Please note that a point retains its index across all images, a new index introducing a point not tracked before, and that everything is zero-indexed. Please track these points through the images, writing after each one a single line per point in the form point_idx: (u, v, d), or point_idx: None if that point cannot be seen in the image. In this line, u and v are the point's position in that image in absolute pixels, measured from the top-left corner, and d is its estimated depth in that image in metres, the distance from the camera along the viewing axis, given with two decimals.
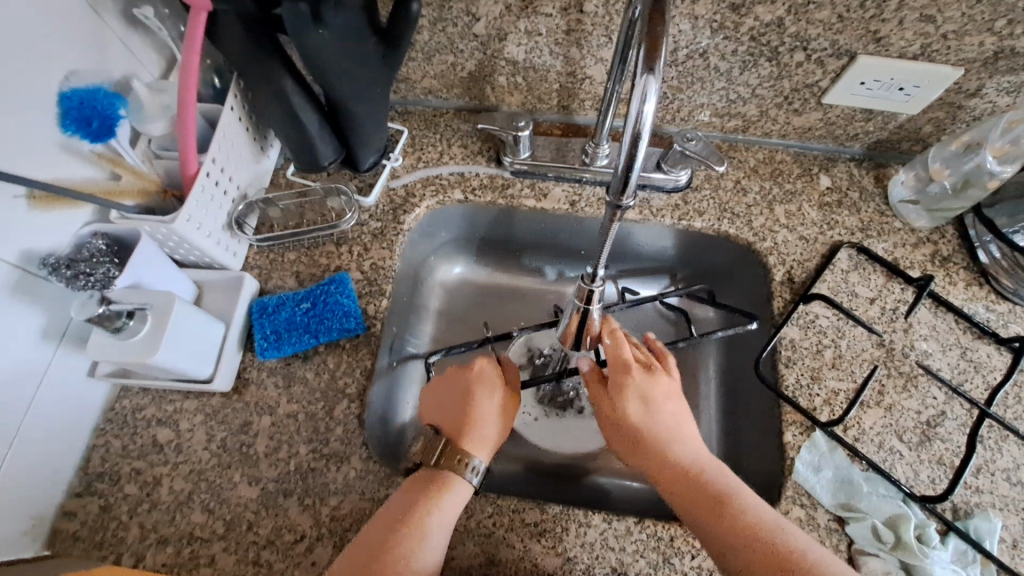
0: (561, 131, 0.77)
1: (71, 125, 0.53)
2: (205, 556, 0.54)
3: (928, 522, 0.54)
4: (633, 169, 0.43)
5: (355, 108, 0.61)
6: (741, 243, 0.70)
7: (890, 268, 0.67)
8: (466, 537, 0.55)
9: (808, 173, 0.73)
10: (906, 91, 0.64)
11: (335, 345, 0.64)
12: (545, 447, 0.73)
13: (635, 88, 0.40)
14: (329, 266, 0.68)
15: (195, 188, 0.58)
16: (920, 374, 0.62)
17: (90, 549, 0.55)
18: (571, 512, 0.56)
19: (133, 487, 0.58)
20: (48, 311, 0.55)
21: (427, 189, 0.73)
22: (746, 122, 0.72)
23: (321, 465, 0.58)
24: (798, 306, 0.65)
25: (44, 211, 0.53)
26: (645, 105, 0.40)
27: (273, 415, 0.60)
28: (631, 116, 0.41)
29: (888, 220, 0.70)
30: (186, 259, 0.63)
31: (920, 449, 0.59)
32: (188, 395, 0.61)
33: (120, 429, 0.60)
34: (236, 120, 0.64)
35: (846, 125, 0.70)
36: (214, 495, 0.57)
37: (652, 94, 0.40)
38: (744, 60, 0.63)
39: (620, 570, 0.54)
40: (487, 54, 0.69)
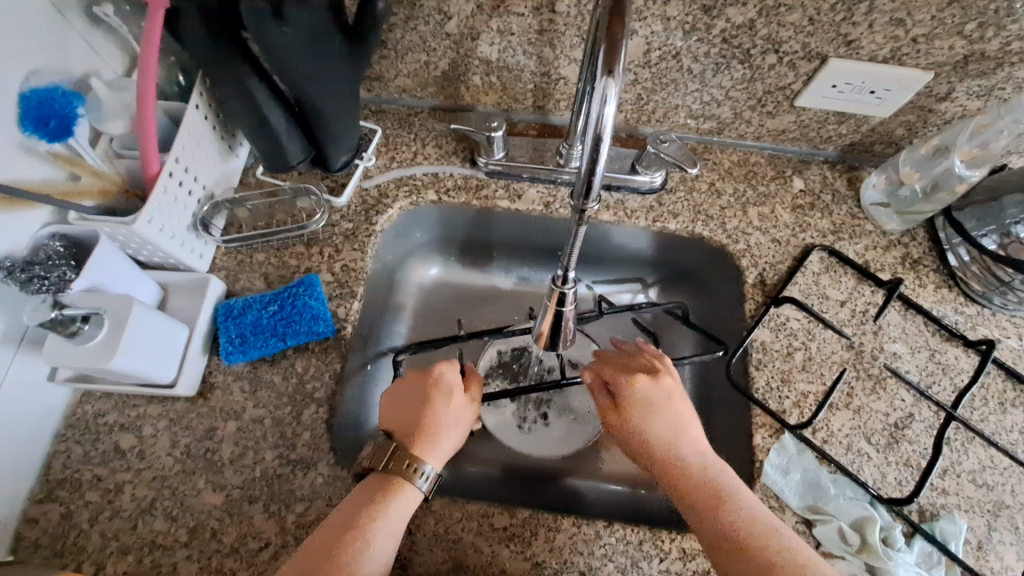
0: (536, 132, 0.77)
1: (28, 124, 0.51)
2: (167, 565, 0.53)
3: (894, 525, 0.55)
4: (596, 173, 0.42)
5: (322, 108, 0.60)
6: (714, 245, 0.70)
7: (860, 271, 0.67)
8: (434, 542, 0.55)
9: (782, 176, 0.73)
10: (877, 94, 0.64)
11: (304, 348, 0.63)
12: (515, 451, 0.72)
13: (594, 91, 0.40)
14: (299, 268, 0.67)
15: (157, 189, 0.57)
16: (888, 376, 0.63)
17: (48, 558, 0.54)
18: (540, 517, 0.56)
19: (94, 495, 0.56)
20: (4, 316, 0.53)
21: (399, 189, 0.72)
22: (720, 124, 0.72)
23: (287, 471, 0.57)
24: (769, 309, 0.65)
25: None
26: (605, 108, 0.40)
27: (238, 420, 0.59)
28: (592, 119, 0.41)
29: (860, 223, 0.71)
30: (150, 261, 0.62)
31: (888, 452, 0.59)
32: (152, 400, 0.60)
33: (81, 436, 0.59)
34: (202, 120, 0.62)
35: (820, 128, 0.70)
36: (177, 503, 0.56)
37: (612, 98, 0.40)
38: (717, 62, 0.63)
39: (588, 575, 0.54)
40: (460, 53, 0.68)
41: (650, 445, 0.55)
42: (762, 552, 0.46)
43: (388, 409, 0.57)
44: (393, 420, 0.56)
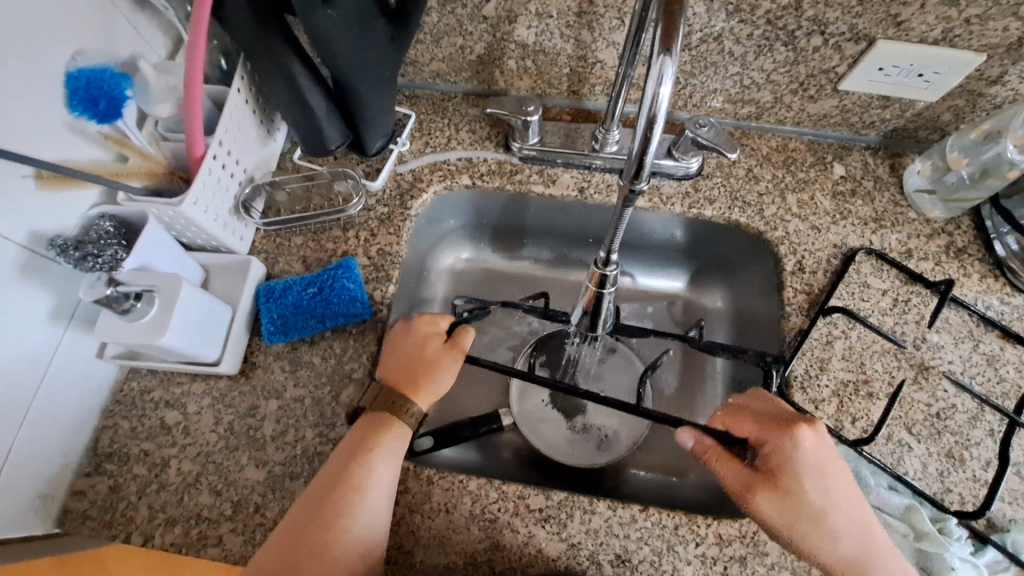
0: (570, 117, 0.76)
1: (78, 105, 0.52)
2: (212, 537, 0.55)
3: (949, 517, 0.55)
4: (647, 157, 0.42)
5: (363, 92, 0.61)
6: (751, 232, 0.69)
7: (908, 272, 0.65)
8: (471, 522, 0.55)
9: (821, 162, 0.72)
10: (925, 77, 0.62)
11: (342, 330, 0.64)
12: (547, 451, 0.69)
13: (650, 69, 0.40)
14: (336, 252, 0.68)
15: (202, 171, 0.58)
16: (931, 366, 0.62)
17: (99, 528, 0.56)
18: (576, 500, 0.56)
19: (141, 469, 0.58)
20: (55, 294, 0.55)
21: (434, 174, 0.72)
22: (759, 109, 0.71)
23: (327, 449, 0.58)
24: (817, 318, 0.63)
25: (51, 191, 0.52)
26: (660, 87, 0.39)
27: (279, 399, 0.61)
28: (646, 99, 0.40)
29: (902, 211, 0.69)
30: (192, 243, 0.63)
31: (929, 442, 0.58)
32: (196, 377, 0.62)
33: (128, 411, 0.61)
34: (243, 103, 0.63)
35: (863, 112, 0.69)
36: (221, 477, 0.57)
37: (667, 76, 0.39)
38: (760, 44, 0.62)
39: (624, 557, 0.54)
40: (496, 36, 0.67)
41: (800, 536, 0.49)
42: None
43: (391, 352, 0.58)
44: (393, 369, 0.56)
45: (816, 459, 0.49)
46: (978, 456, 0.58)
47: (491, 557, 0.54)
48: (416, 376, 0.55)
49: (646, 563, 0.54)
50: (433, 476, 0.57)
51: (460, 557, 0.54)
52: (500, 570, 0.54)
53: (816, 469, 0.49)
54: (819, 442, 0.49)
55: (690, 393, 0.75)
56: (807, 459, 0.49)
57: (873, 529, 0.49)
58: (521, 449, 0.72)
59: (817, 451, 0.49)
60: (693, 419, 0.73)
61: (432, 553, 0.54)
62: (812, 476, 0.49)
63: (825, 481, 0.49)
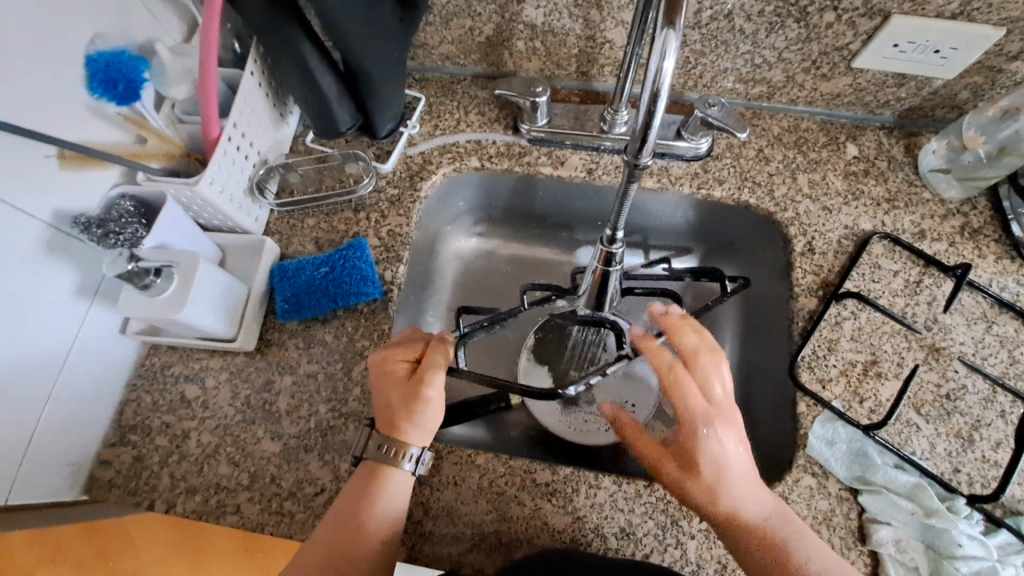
0: (580, 99, 0.76)
1: (98, 87, 0.54)
2: (231, 505, 0.57)
3: (958, 496, 0.54)
4: (649, 133, 0.43)
5: (373, 75, 0.61)
6: (761, 213, 0.69)
7: (923, 258, 0.64)
8: (479, 494, 0.57)
9: (834, 142, 0.71)
10: (942, 53, 0.61)
11: (353, 309, 0.65)
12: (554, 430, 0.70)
13: (654, 44, 0.40)
14: (347, 233, 0.69)
15: (218, 152, 0.59)
16: (941, 348, 0.61)
17: (124, 496, 0.59)
18: (582, 475, 0.58)
19: (163, 439, 0.61)
20: (79, 272, 0.57)
21: (443, 156, 0.73)
22: (771, 89, 0.70)
23: (339, 424, 0.60)
24: (830, 305, 0.63)
25: (74, 170, 0.54)
26: (664, 62, 0.39)
27: (293, 374, 0.63)
28: (650, 74, 0.40)
29: (917, 191, 0.68)
30: (209, 224, 0.65)
31: (938, 423, 0.58)
32: (214, 353, 0.64)
33: (150, 385, 0.63)
34: (256, 86, 0.64)
35: (877, 91, 0.68)
36: (239, 449, 0.60)
37: (672, 51, 0.39)
38: (771, 21, 0.61)
39: (628, 531, 0.55)
40: (505, 17, 0.67)
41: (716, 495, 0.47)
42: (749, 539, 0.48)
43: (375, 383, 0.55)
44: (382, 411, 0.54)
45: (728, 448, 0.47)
46: (988, 437, 0.57)
47: (497, 529, 0.56)
48: (402, 424, 0.52)
49: (649, 537, 0.55)
50: (442, 450, 0.59)
51: (468, 529, 0.56)
52: (507, 541, 0.55)
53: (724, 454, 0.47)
54: (729, 428, 0.47)
55: None
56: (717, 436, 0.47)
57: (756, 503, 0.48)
58: (530, 428, 0.73)
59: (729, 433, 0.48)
60: None
61: (441, 524, 0.56)
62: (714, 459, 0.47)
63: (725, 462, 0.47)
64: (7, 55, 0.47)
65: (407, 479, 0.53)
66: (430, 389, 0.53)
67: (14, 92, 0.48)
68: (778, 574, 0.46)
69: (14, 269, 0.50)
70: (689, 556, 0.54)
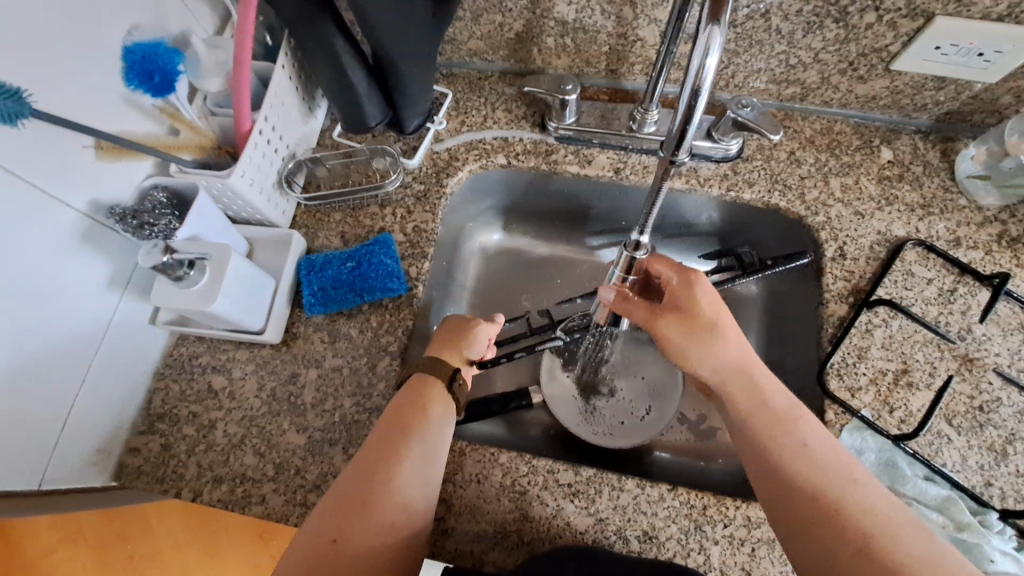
0: (608, 97, 0.75)
1: (134, 79, 0.54)
2: (256, 495, 0.58)
3: (990, 510, 0.54)
4: (689, 128, 0.41)
5: (403, 70, 0.61)
6: (791, 217, 0.68)
7: (956, 265, 0.63)
8: (502, 493, 0.57)
9: (868, 145, 0.70)
10: (986, 57, 0.59)
11: (378, 304, 0.65)
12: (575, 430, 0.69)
13: (697, 41, 0.39)
14: (373, 228, 0.69)
15: (249, 146, 0.59)
16: (975, 358, 0.60)
17: (152, 483, 0.59)
18: (605, 477, 0.57)
19: (190, 429, 0.61)
20: (112, 260, 0.57)
21: (469, 153, 0.73)
22: (805, 90, 0.69)
23: (364, 418, 0.60)
24: (861, 312, 0.62)
25: (109, 161, 0.55)
26: (706, 60, 0.39)
27: (319, 367, 0.63)
28: (691, 71, 0.40)
29: (953, 197, 0.67)
30: (237, 216, 0.66)
31: (970, 435, 0.57)
32: (240, 345, 0.65)
33: (178, 374, 0.64)
34: (287, 79, 0.64)
35: (915, 94, 0.66)
36: (264, 441, 0.60)
37: (715, 47, 0.39)
38: (809, 21, 0.60)
39: (651, 534, 0.55)
40: (535, 13, 0.67)
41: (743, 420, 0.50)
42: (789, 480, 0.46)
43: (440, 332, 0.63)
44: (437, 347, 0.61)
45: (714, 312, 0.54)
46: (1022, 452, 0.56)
47: (520, 528, 0.56)
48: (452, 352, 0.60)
49: (673, 541, 0.55)
50: (465, 448, 0.59)
51: (490, 526, 0.56)
52: (529, 540, 0.55)
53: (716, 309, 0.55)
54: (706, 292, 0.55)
55: None
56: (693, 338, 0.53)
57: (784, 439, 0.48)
58: (549, 427, 0.73)
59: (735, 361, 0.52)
60: None
61: (463, 521, 0.56)
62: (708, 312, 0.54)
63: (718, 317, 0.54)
64: (49, 47, 0.47)
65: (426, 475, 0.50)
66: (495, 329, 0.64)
67: (54, 85, 0.49)
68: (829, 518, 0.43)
69: (50, 257, 0.51)
70: (713, 561, 0.54)
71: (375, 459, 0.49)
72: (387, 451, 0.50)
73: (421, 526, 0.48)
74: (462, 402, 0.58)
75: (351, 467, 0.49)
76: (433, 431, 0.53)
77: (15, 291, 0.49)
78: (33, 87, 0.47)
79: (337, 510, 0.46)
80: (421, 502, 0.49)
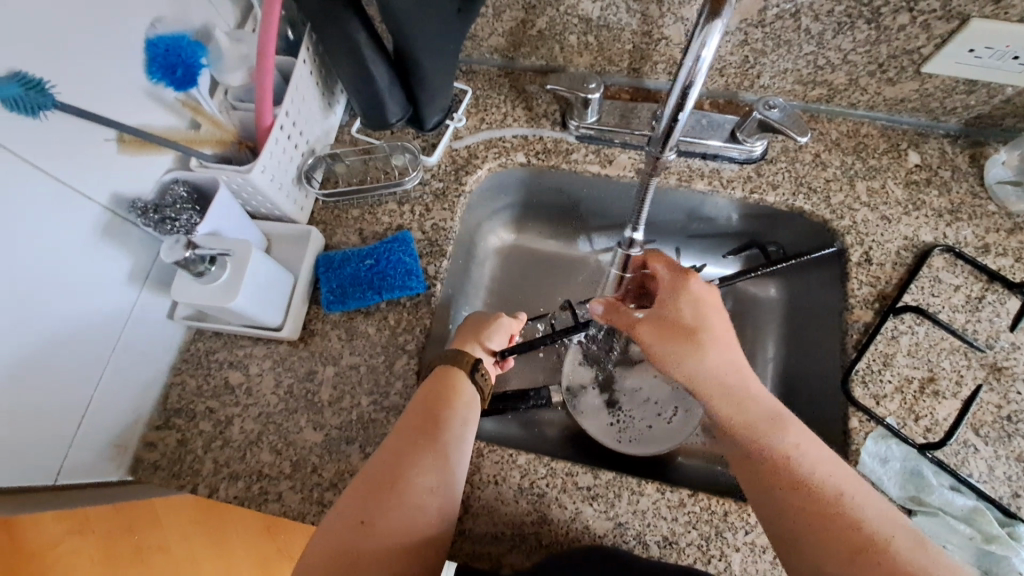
0: (629, 96, 0.74)
1: (157, 71, 0.54)
2: (273, 493, 0.57)
3: (1018, 522, 0.53)
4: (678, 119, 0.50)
5: (425, 65, 0.60)
6: (816, 220, 0.67)
7: (986, 272, 0.62)
8: (520, 495, 0.57)
9: (895, 149, 0.69)
10: (1021, 60, 0.57)
11: (396, 302, 0.65)
12: (592, 434, 0.70)
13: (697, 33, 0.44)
14: (391, 225, 0.69)
15: (269, 141, 0.59)
16: (1003, 367, 0.59)
17: (168, 478, 0.59)
18: (625, 480, 0.57)
19: (206, 425, 0.61)
20: (131, 254, 0.57)
21: (489, 151, 0.72)
22: (832, 91, 0.68)
23: (381, 417, 0.60)
24: (887, 318, 0.61)
25: (131, 154, 0.55)
26: (703, 51, 0.44)
27: (336, 365, 0.63)
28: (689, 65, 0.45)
29: (981, 203, 0.65)
30: (256, 211, 0.65)
31: (998, 445, 0.56)
32: (257, 341, 0.64)
33: (194, 370, 0.64)
34: (308, 74, 0.64)
35: (945, 97, 0.65)
36: (281, 438, 0.60)
37: (712, 40, 0.44)
38: (840, 21, 0.59)
39: (671, 540, 0.54)
40: (559, 10, 0.66)
41: (750, 428, 0.49)
42: (793, 495, 0.45)
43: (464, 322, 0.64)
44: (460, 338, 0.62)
45: (703, 307, 0.55)
46: None
47: (538, 530, 0.55)
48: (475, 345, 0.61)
49: (693, 547, 0.54)
50: (483, 449, 0.59)
51: (508, 528, 0.55)
52: (547, 544, 0.55)
53: (709, 302, 0.56)
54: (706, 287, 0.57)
55: None
56: (673, 334, 0.54)
57: (802, 456, 0.47)
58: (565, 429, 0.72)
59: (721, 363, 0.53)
60: None
61: (480, 522, 0.56)
62: (689, 307, 0.55)
63: (704, 314, 0.55)
64: (73, 38, 0.47)
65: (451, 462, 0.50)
66: (518, 324, 0.64)
67: (77, 76, 0.48)
68: (825, 530, 0.43)
69: (69, 250, 0.51)
70: (733, 569, 0.53)
71: (404, 443, 0.50)
72: (409, 438, 0.51)
73: (448, 515, 0.48)
74: (487, 396, 0.59)
75: (377, 456, 0.50)
76: (453, 420, 0.53)
77: (34, 284, 0.48)
78: (59, 80, 0.47)
79: (363, 495, 0.47)
80: (448, 490, 0.49)
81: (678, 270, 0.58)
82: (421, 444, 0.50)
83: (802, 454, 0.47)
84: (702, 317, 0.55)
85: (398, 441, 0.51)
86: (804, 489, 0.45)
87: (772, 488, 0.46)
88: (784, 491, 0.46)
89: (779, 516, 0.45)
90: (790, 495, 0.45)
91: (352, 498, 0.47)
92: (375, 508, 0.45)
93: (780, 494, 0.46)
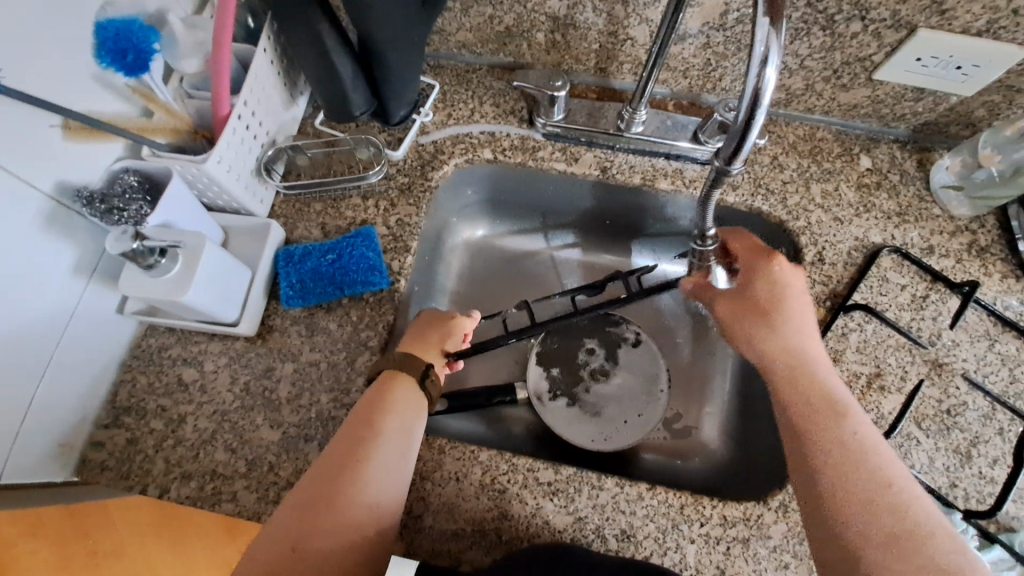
0: (596, 95, 0.75)
1: (106, 56, 0.51)
2: (227, 492, 0.56)
3: (954, 510, 0.55)
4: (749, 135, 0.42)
5: (389, 59, 0.60)
6: (773, 221, 0.69)
7: (931, 273, 0.64)
8: (481, 491, 0.57)
9: (848, 153, 0.71)
10: (963, 70, 0.60)
11: (359, 298, 0.64)
12: (558, 433, 0.70)
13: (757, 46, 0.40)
14: (354, 220, 0.68)
15: (227, 131, 0.57)
16: (944, 363, 0.62)
17: (116, 479, 0.57)
18: (585, 475, 0.57)
19: (158, 423, 0.59)
20: (78, 245, 0.55)
21: (456, 146, 0.72)
22: (790, 96, 0.70)
23: (341, 414, 0.59)
24: (838, 316, 0.63)
25: (77, 141, 0.52)
26: (767, 69, 0.40)
27: (295, 362, 0.61)
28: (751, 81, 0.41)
29: (927, 206, 0.68)
30: (212, 203, 0.63)
31: (938, 437, 0.59)
32: (213, 337, 0.63)
33: (146, 367, 0.61)
34: (269, 63, 0.62)
35: (895, 104, 0.68)
36: (236, 436, 0.58)
37: (773, 59, 0.40)
38: (797, 27, 0.61)
39: (628, 533, 0.55)
40: (526, 7, 0.66)
41: (814, 412, 0.50)
42: (844, 482, 0.46)
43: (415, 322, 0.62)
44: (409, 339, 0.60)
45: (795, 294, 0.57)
46: (986, 454, 0.58)
47: (499, 526, 0.55)
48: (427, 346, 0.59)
49: (649, 540, 0.55)
50: (444, 446, 0.58)
51: (468, 525, 0.55)
52: (507, 539, 0.55)
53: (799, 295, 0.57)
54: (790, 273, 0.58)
55: (699, 378, 0.76)
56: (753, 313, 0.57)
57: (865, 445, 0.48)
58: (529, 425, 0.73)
59: (778, 344, 0.55)
60: (699, 407, 0.74)
61: (441, 519, 0.56)
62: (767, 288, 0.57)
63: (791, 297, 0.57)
64: (11, 17, 0.45)
65: (393, 469, 0.50)
66: (472, 322, 0.63)
67: (17, 58, 0.46)
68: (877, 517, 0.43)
69: (8, 241, 0.48)
70: (688, 560, 0.54)
71: (342, 456, 0.49)
72: (349, 447, 0.50)
73: (388, 520, 0.48)
74: (434, 397, 0.57)
75: (315, 467, 0.49)
76: (394, 427, 0.52)
77: None
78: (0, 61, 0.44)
79: (300, 510, 0.46)
80: (389, 498, 0.49)
81: (761, 252, 0.59)
82: (362, 453, 0.50)
83: (861, 444, 0.48)
84: (777, 299, 0.57)
85: (337, 451, 0.50)
86: (854, 467, 0.46)
87: (820, 474, 0.47)
88: (837, 479, 0.46)
89: (828, 502, 0.45)
90: (841, 482, 0.46)
91: (289, 511, 0.46)
92: (314, 521, 0.45)
93: (831, 480, 0.46)
